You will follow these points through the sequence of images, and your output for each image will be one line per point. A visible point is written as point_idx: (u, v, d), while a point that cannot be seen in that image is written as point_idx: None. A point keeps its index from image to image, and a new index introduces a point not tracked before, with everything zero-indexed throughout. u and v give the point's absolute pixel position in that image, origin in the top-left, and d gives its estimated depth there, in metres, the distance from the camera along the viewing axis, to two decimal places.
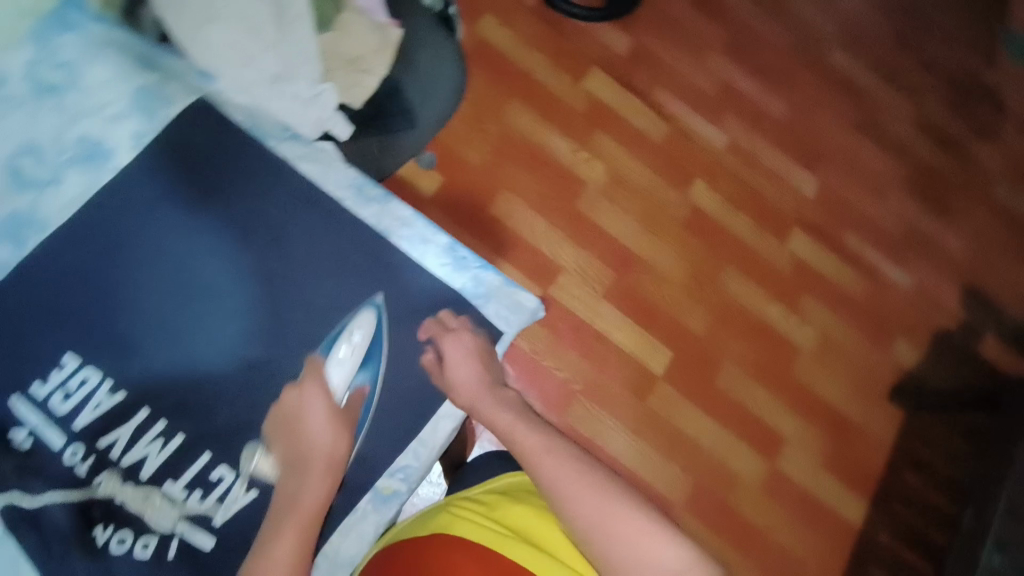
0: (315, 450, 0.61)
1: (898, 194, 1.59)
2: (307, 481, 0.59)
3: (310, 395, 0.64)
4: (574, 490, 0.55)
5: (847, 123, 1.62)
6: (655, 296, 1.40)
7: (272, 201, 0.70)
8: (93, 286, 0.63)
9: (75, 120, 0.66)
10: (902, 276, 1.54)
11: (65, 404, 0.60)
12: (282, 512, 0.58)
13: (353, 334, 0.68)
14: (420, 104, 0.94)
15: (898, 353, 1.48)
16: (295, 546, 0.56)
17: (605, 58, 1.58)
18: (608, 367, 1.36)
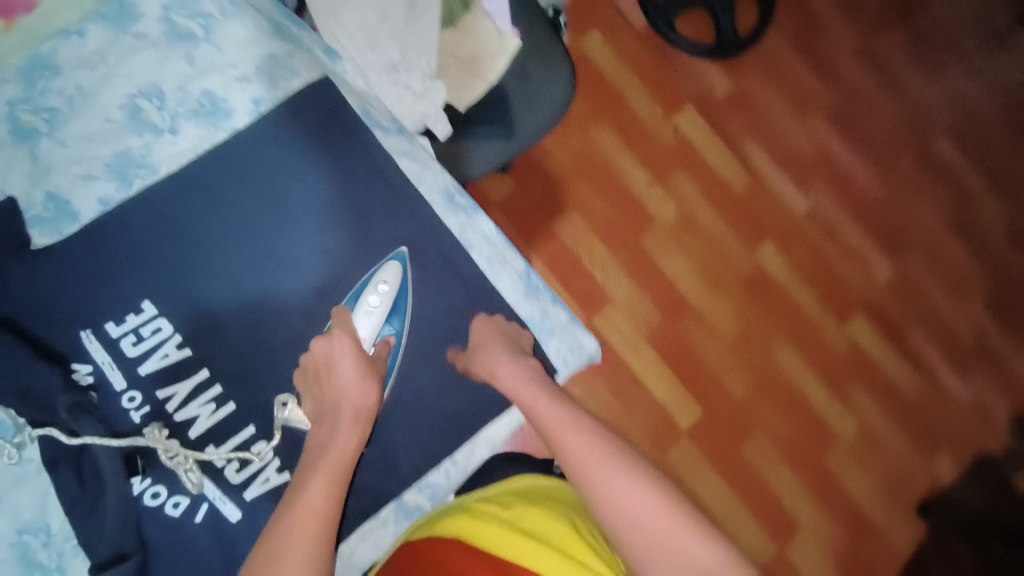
0: (344, 400, 0.61)
1: (977, 303, 1.52)
2: (338, 427, 0.60)
3: (338, 344, 0.63)
4: (603, 472, 0.56)
5: (941, 216, 1.55)
6: (698, 349, 1.40)
7: (365, 191, 0.70)
8: (187, 239, 0.64)
9: (201, 75, 0.67)
10: (961, 388, 1.47)
11: (135, 349, 0.61)
12: (314, 458, 0.58)
13: (382, 283, 0.67)
14: (522, 112, 0.90)
15: (936, 465, 1.42)
16: (328, 487, 0.55)
17: (702, 96, 1.53)
18: (635, 409, 1.36)
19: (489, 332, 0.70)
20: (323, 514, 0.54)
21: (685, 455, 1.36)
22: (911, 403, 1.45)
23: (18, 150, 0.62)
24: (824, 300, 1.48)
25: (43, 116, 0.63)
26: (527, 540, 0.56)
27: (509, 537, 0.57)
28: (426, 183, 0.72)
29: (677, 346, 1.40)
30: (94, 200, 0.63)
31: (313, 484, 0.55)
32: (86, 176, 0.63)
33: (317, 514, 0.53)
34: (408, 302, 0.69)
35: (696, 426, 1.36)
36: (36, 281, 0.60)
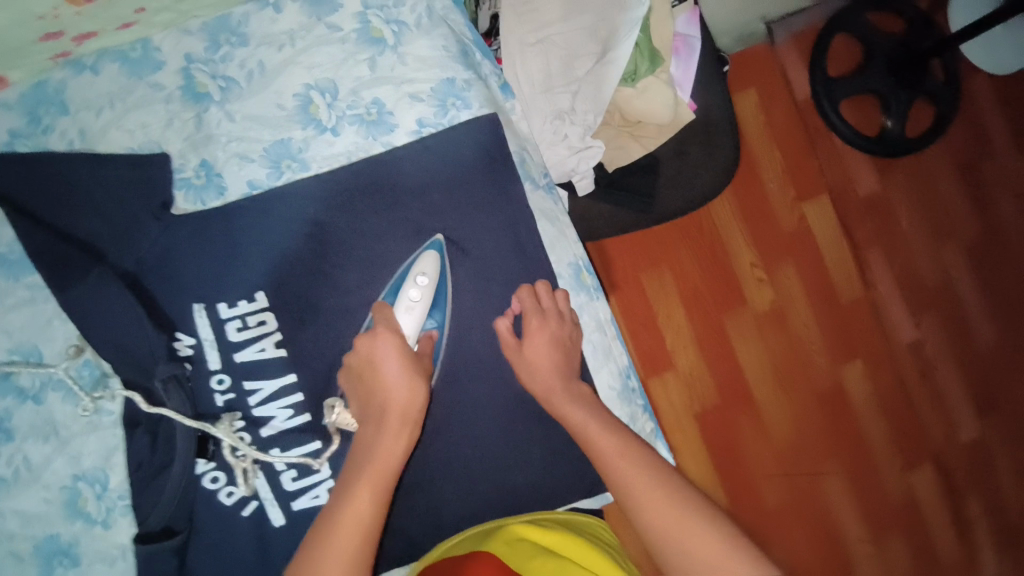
0: (392, 402, 0.57)
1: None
2: (382, 433, 0.56)
3: (382, 342, 0.59)
4: (647, 485, 0.55)
5: None
6: (746, 449, 1.39)
7: (495, 242, 0.67)
8: (315, 242, 0.63)
9: (379, 82, 0.65)
10: (1000, 571, 1.49)
11: (237, 335, 0.61)
12: (358, 464, 0.55)
13: (422, 277, 0.62)
14: (665, 189, 0.86)
15: None
16: (368, 501, 0.52)
17: (841, 193, 1.45)
18: None
19: (537, 336, 0.64)
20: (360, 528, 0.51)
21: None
22: (942, 565, 1.47)
23: (186, 111, 0.62)
24: (895, 439, 1.46)
25: (218, 84, 0.63)
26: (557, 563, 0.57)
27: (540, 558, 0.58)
28: (558, 252, 0.70)
29: (729, 432, 1.39)
30: (242, 180, 0.63)
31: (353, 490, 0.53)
32: (242, 156, 0.63)
33: (353, 531, 0.50)
34: (501, 363, 0.68)
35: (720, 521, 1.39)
36: (169, 247, 0.61)
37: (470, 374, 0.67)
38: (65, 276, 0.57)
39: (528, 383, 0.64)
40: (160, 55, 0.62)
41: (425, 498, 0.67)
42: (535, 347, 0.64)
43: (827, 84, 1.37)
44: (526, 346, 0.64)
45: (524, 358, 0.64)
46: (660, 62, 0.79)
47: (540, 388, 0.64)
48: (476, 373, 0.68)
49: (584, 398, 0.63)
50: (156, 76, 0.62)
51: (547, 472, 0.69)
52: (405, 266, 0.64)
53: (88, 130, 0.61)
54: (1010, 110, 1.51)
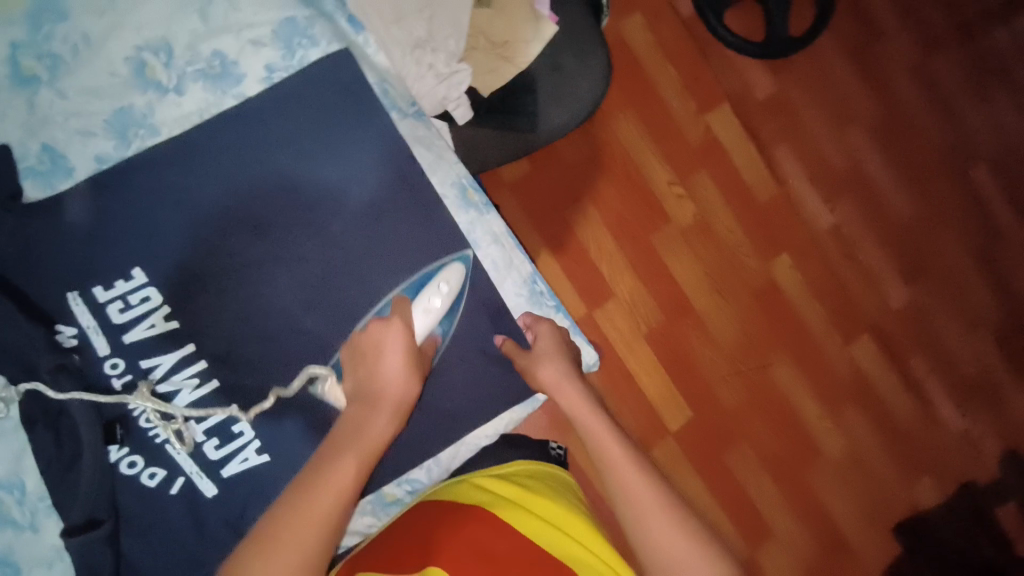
0: (388, 388, 0.58)
1: (987, 339, 1.61)
2: (375, 414, 0.56)
3: (392, 333, 0.60)
4: (624, 473, 0.61)
5: (967, 248, 1.61)
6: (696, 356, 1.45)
7: (378, 177, 0.67)
8: (183, 204, 0.62)
9: (215, 34, 0.63)
10: (957, 419, 1.59)
11: (121, 316, 0.60)
12: (346, 438, 0.54)
13: (443, 287, 0.66)
14: (546, 105, 0.85)
15: (917, 491, 1.55)
16: (353, 474, 0.50)
17: (740, 99, 1.49)
18: (628, 407, 1.41)
19: (546, 335, 0.70)
20: (330, 511, 0.47)
21: (667, 453, 1.43)
22: (897, 423, 1.56)
23: (14, 96, 0.60)
24: (833, 316, 1.53)
25: (45, 64, 0.60)
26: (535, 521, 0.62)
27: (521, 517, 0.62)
28: (439, 175, 0.69)
29: (679, 342, 1.44)
30: (89, 155, 0.62)
31: (338, 462, 0.51)
32: (85, 130, 0.62)
33: (323, 511, 0.47)
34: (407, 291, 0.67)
35: (685, 430, 1.43)
36: (36, 239, 0.59)
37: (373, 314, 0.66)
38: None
39: (536, 375, 0.68)
40: None
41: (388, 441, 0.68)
42: (544, 345, 0.69)
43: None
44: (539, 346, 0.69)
45: (539, 354, 0.68)
46: None
47: (548, 376, 0.67)
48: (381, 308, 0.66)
49: (558, 351, 0.69)
50: None
51: (479, 389, 0.71)
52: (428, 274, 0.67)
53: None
54: None
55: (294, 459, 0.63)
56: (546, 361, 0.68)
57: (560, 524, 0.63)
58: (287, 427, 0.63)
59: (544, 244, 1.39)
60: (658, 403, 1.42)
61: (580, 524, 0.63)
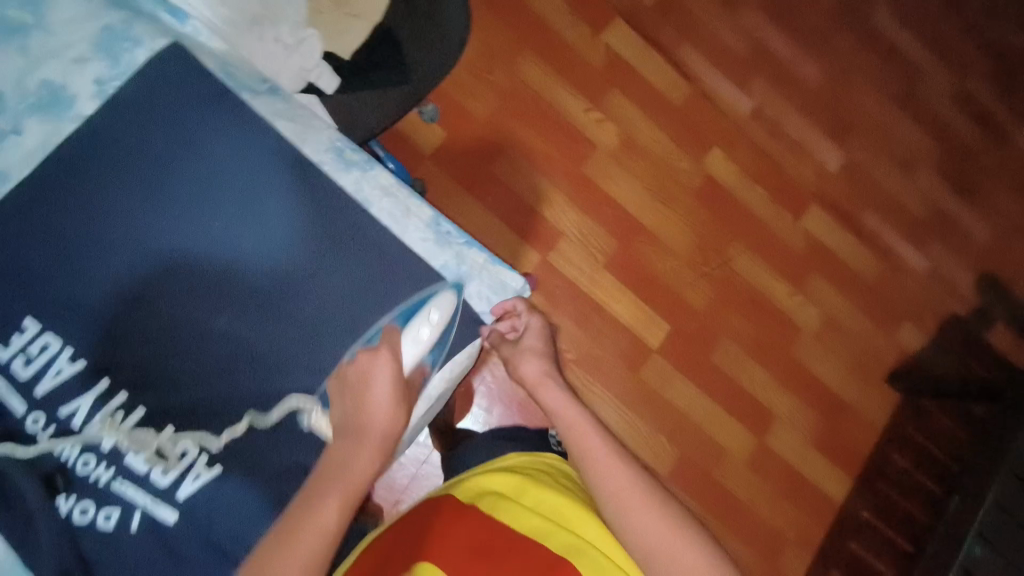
0: (374, 425, 0.57)
1: (928, 174, 1.56)
2: (359, 451, 0.55)
3: (379, 365, 0.59)
4: (619, 479, 0.64)
5: (888, 93, 1.56)
6: (656, 270, 1.40)
7: (248, 161, 0.65)
8: (56, 241, 0.61)
9: (34, 65, 0.62)
10: (919, 258, 1.52)
11: (27, 371, 0.59)
12: (327, 475, 0.53)
13: (424, 326, 0.63)
14: (412, 51, 0.78)
15: (904, 339, 1.49)
16: (338, 515, 0.50)
17: (630, 10, 1.45)
18: (605, 340, 1.36)
19: (534, 334, 0.76)
20: (308, 568, 0.47)
21: (657, 374, 1.38)
22: (867, 281, 1.49)
23: None
24: (778, 195, 1.47)
25: None
26: (539, 521, 0.63)
27: (524, 515, 0.63)
28: (309, 143, 0.68)
29: (637, 262, 1.39)
30: None
31: (319, 507, 0.50)
32: None
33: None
34: (314, 269, 0.65)
35: (666, 344, 1.38)
36: None
37: (289, 306, 0.64)
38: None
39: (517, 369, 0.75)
40: None
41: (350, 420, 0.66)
42: (529, 341, 0.76)
43: None
44: (525, 341, 0.76)
45: (524, 349, 0.75)
46: None
47: (530, 373, 0.74)
48: (290, 291, 0.65)
49: (536, 348, 0.76)
50: None
51: None
52: (425, 294, 0.66)
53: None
54: None
55: (246, 461, 0.61)
56: (529, 359, 0.75)
57: (562, 519, 0.64)
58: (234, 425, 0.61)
59: (475, 204, 1.33)
60: (631, 325, 1.37)
61: (582, 514, 0.64)
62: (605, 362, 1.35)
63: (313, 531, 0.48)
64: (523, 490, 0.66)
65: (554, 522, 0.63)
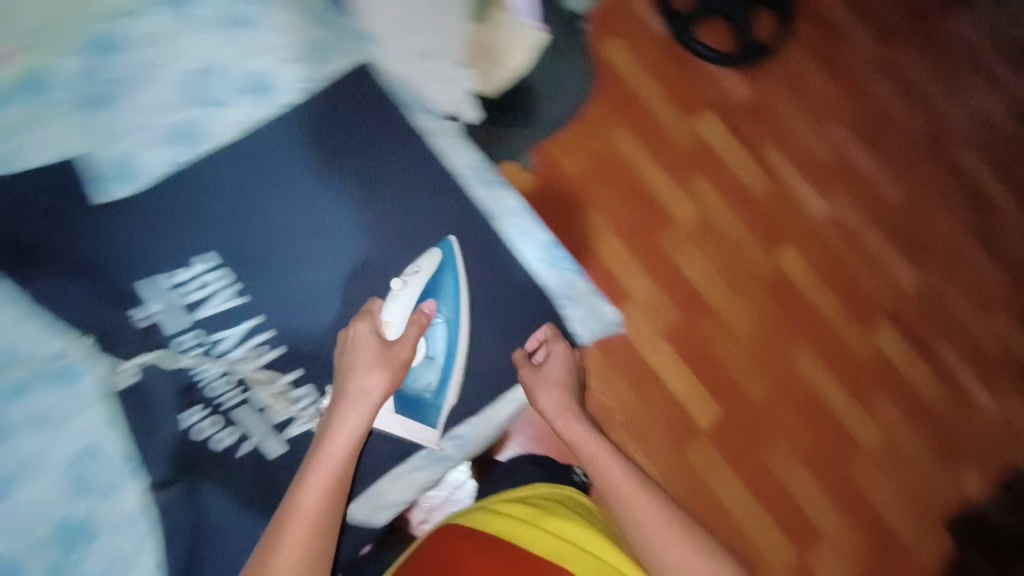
0: (354, 395, 0.68)
1: (1004, 314, 1.54)
2: (342, 418, 0.67)
3: (359, 333, 0.71)
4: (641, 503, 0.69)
5: (966, 227, 1.59)
6: (715, 351, 1.41)
7: (405, 168, 0.79)
8: (242, 201, 0.72)
9: (251, 54, 0.72)
10: (988, 398, 1.48)
11: (188, 298, 0.69)
12: (318, 448, 0.65)
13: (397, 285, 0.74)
14: (541, 100, 0.96)
15: (965, 481, 1.42)
16: (327, 480, 0.63)
17: (725, 106, 1.55)
18: (653, 409, 1.37)
19: None
20: (334, 476, 0.64)
21: (701, 457, 1.35)
22: (931, 406, 1.45)
23: None
24: (847, 304, 1.49)
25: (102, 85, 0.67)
26: (549, 541, 0.68)
27: (535, 536, 0.68)
28: (456, 162, 0.82)
29: (699, 340, 1.41)
30: (159, 162, 0.70)
31: (310, 476, 0.63)
32: (148, 142, 0.69)
33: (304, 533, 0.61)
34: (437, 263, 0.79)
35: (716, 429, 1.37)
36: (120, 238, 0.68)
37: (411, 292, 0.75)
38: (27, 276, 0.61)
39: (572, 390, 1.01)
40: (49, 79, 0.62)
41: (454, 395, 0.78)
42: None
43: (682, 21, 1.53)
44: None
45: None
46: None
47: None
48: None
49: None
50: None
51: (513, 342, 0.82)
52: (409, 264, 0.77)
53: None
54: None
55: None
56: None
57: (573, 537, 0.69)
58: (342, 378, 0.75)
59: None
60: (682, 399, 1.38)
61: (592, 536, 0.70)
62: (651, 431, 1.35)
63: (335, 442, 0.65)
64: (533, 515, 0.72)
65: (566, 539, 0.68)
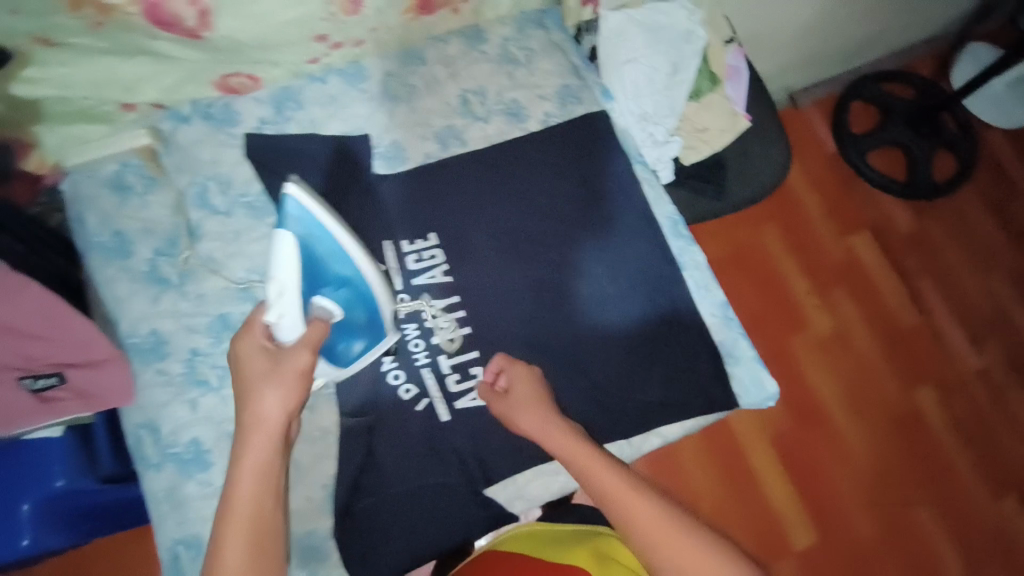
0: (269, 380, 0.60)
1: None
2: (267, 395, 0.60)
3: (247, 341, 0.63)
4: (663, 536, 0.61)
5: None
6: (826, 469, 1.30)
7: (613, 202, 0.84)
8: (474, 196, 0.82)
9: (516, 88, 0.88)
10: None
11: (415, 265, 0.79)
12: (246, 432, 0.59)
13: (275, 315, 0.62)
14: (735, 184, 1.07)
15: None
16: (257, 477, 0.58)
17: (883, 229, 1.51)
18: (745, 512, 1.25)
19: None
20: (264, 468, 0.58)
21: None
22: None
23: (382, 104, 0.84)
24: (981, 465, 1.34)
25: (406, 88, 0.85)
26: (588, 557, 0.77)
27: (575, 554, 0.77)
28: (658, 207, 0.86)
29: (805, 455, 1.31)
30: (420, 152, 0.84)
31: (239, 469, 0.58)
32: (422, 136, 0.84)
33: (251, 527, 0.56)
34: (625, 294, 0.81)
35: (809, 553, 1.24)
36: (377, 204, 0.81)
37: (596, 311, 0.80)
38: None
39: None
40: (367, 71, 0.85)
41: (599, 414, 0.76)
42: None
43: (852, 140, 1.51)
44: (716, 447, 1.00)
45: None
46: (717, 84, 1.02)
47: None
48: (599, 303, 0.80)
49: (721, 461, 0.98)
50: (363, 85, 0.85)
51: (675, 385, 0.78)
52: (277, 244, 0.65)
53: (307, 119, 0.83)
54: (1009, 145, 1.61)
55: None
56: None
57: (604, 555, 0.79)
58: (511, 360, 0.78)
59: None
60: (779, 509, 1.26)
61: (622, 557, 0.79)
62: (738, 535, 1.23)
63: (265, 423, 0.60)
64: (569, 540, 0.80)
65: (600, 559, 0.77)
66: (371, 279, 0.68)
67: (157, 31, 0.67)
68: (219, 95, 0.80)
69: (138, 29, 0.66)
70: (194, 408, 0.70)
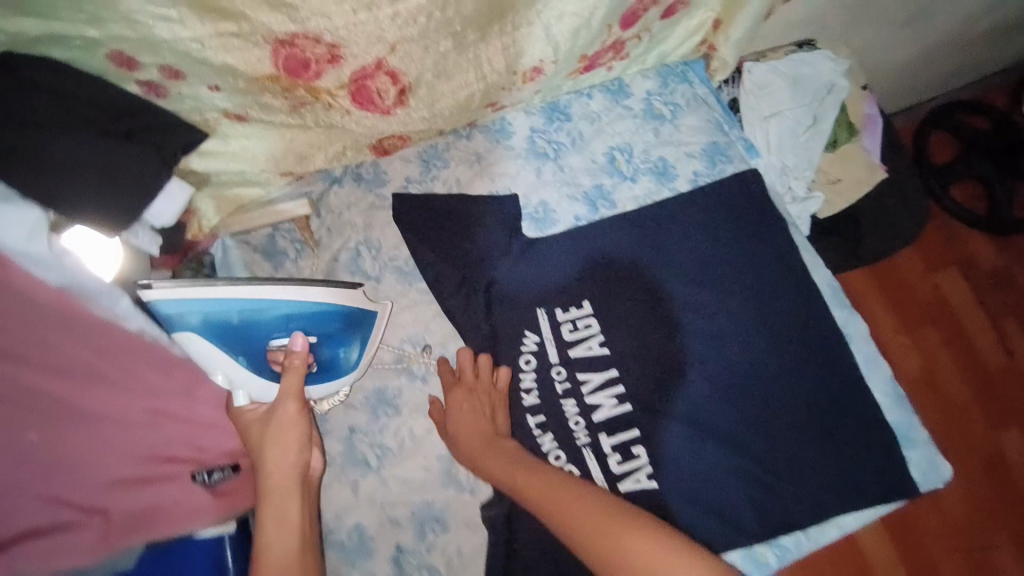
0: (275, 432, 0.61)
1: None
2: (274, 447, 0.60)
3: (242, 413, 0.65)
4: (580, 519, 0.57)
5: None
6: (912, 535, 1.13)
7: (765, 267, 0.80)
8: (622, 259, 0.78)
9: (662, 145, 0.84)
10: None
11: (571, 335, 0.75)
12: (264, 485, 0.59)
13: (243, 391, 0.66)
14: (869, 236, 1.04)
15: None
16: (296, 516, 0.58)
17: (968, 261, 1.32)
18: None
19: None
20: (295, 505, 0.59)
21: None
22: None
23: (529, 163, 0.81)
24: None
25: (553, 146, 0.82)
26: None
27: None
28: (819, 275, 0.82)
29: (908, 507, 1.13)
30: (571, 214, 0.80)
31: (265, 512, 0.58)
32: (571, 196, 0.81)
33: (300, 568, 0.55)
34: (785, 366, 0.77)
35: None
36: (530, 268, 0.76)
37: (756, 386, 0.76)
38: (453, 281, 0.76)
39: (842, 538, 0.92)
40: (512, 128, 0.82)
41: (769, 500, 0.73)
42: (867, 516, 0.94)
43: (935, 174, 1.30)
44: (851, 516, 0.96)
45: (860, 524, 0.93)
46: (855, 134, 0.98)
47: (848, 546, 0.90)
48: (757, 376, 0.76)
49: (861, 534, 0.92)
50: (509, 142, 0.81)
51: (852, 468, 0.74)
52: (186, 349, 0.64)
53: (453, 179, 0.80)
54: None
55: (675, 487, 0.72)
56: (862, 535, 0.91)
57: None
58: (671, 440, 0.73)
59: None
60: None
61: None
62: None
63: (281, 475, 0.60)
64: None
65: None
66: (290, 295, 0.61)
67: (354, 109, 0.67)
68: (371, 157, 0.78)
69: (336, 108, 0.67)
70: (355, 490, 0.69)
